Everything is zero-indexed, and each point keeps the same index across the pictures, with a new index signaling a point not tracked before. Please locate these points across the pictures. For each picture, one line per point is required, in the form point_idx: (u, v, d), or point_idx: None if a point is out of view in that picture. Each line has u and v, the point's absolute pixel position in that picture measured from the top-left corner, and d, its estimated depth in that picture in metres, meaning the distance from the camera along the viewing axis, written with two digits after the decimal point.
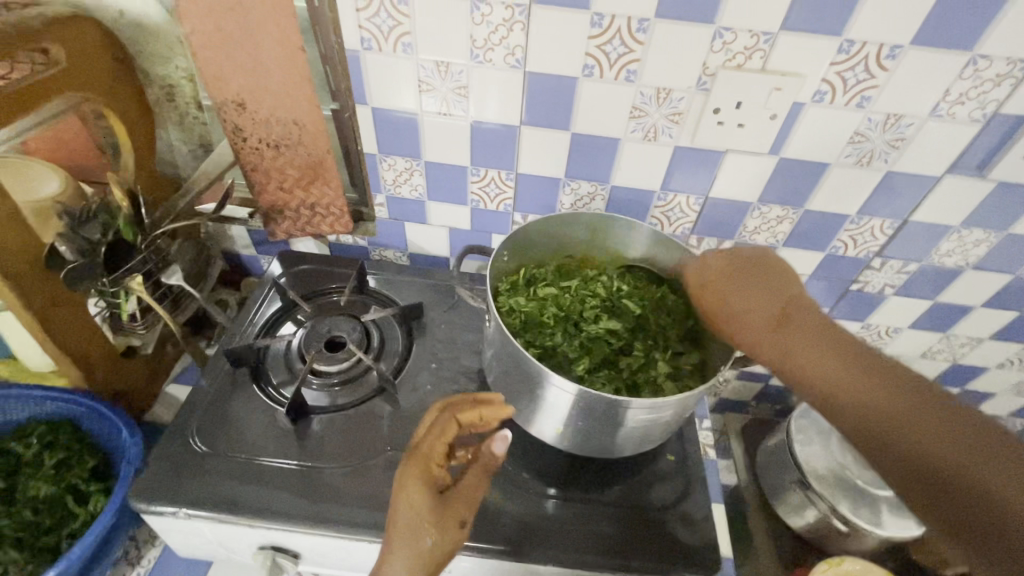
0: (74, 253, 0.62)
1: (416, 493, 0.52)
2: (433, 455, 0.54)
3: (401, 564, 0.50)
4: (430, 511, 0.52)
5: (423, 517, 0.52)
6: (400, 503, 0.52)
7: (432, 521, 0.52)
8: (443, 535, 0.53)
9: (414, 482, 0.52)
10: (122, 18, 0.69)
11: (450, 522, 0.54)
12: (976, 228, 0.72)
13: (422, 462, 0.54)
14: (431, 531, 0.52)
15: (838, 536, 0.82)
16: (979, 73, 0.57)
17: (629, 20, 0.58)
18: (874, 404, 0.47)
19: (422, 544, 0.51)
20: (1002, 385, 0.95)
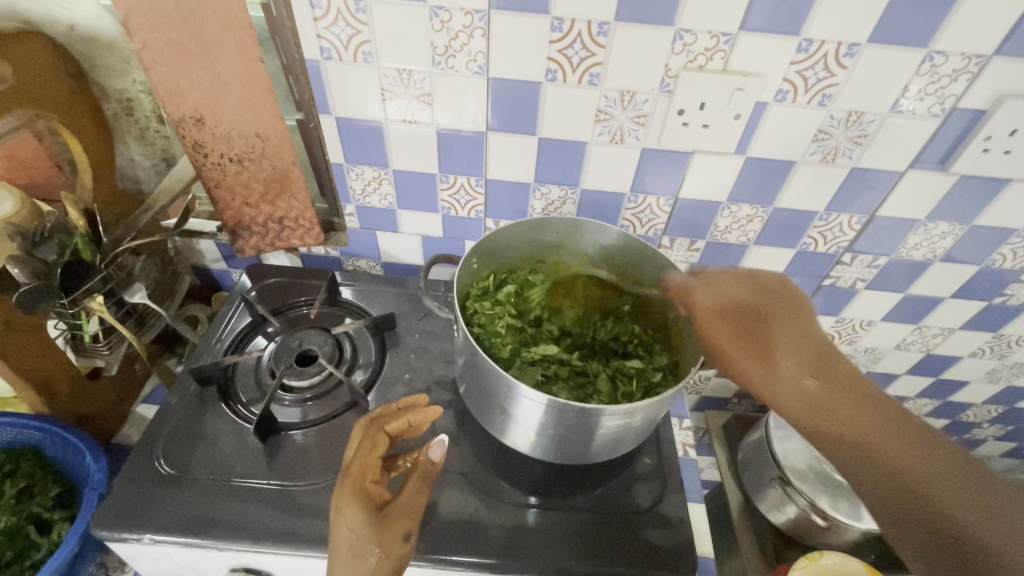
0: (27, 276, 0.60)
1: (351, 513, 0.51)
2: (367, 471, 0.54)
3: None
4: (367, 526, 0.51)
5: (362, 535, 0.51)
6: (337, 526, 0.51)
7: (372, 536, 0.51)
8: (386, 552, 0.51)
9: (349, 502, 0.52)
10: (72, 31, 0.67)
11: (392, 535, 0.52)
12: (941, 221, 0.72)
13: (354, 481, 0.53)
14: (372, 546, 0.51)
15: (818, 531, 0.82)
16: (936, 69, 0.58)
17: (589, 24, 0.58)
18: (867, 436, 0.53)
19: (365, 567, 0.50)
20: (975, 373, 0.97)
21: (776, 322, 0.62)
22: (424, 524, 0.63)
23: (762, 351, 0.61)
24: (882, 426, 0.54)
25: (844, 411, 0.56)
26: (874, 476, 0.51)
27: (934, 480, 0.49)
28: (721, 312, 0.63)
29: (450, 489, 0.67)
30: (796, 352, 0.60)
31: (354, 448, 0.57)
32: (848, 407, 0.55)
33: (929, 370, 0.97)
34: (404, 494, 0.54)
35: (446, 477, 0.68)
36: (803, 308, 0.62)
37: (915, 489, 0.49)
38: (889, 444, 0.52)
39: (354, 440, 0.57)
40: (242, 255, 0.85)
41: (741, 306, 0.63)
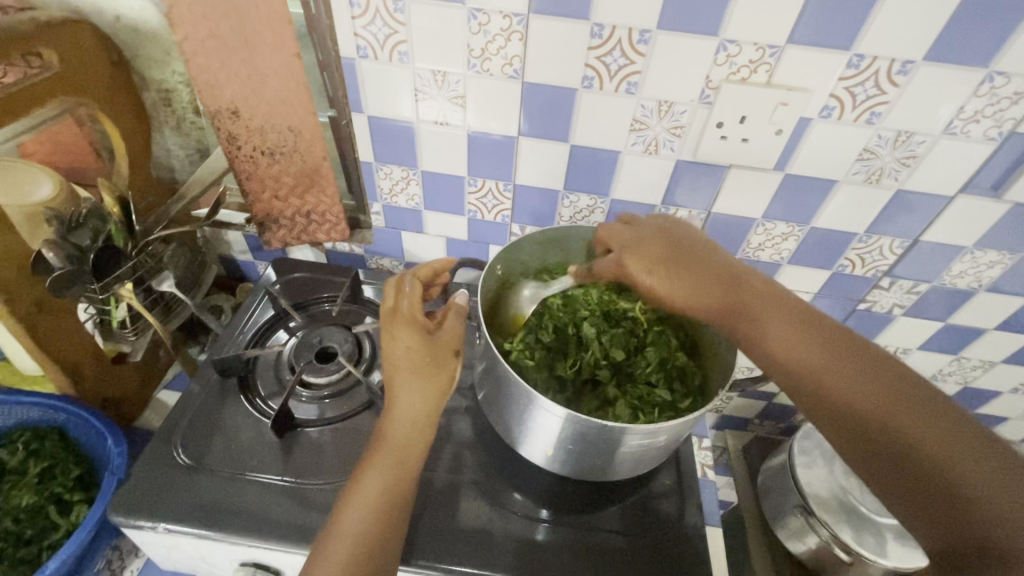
0: (61, 260, 0.61)
1: (406, 336, 0.56)
2: (413, 306, 0.59)
3: (408, 391, 0.54)
4: (421, 347, 0.55)
5: (421, 354, 0.55)
6: (394, 345, 0.56)
7: (428, 358, 0.55)
8: (442, 368, 0.56)
9: (404, 328, 0.56)
10: (118, 22, 0.68)
11: (448, 349, 0.56)
12: (990, 249, 0.69)
13: (404, 313, 0.58)
14: (431, 358, 0.55)
15: (840, 565, 0.79)
16: (995, 90, 0.55)
17: (629, 31, 0.56)
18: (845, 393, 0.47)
19: (424, 380, 0.55)
20: (1016, 409, 0.92)
21: (710, 269, 0.57)
22: (433, 531, 0.62)
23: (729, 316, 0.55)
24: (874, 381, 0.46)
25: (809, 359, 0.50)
26: (873, 440, 0.44)
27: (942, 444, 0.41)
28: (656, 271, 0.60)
29: (461, 497, 0.66)
30: (758, 304, 0.54)
31: (395, 293, 0.60)
32: (802, 348, 0.50)
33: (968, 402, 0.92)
34: (448, 324, 0.58)
35: (459, 485, 0.67)
36: (717, 254, 0.58)
37: (933, 464, 0.41)
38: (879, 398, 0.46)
39: (392, 288, 0.61)
40: (269, 246, 0.86)
41: (668, 261, 0.60)
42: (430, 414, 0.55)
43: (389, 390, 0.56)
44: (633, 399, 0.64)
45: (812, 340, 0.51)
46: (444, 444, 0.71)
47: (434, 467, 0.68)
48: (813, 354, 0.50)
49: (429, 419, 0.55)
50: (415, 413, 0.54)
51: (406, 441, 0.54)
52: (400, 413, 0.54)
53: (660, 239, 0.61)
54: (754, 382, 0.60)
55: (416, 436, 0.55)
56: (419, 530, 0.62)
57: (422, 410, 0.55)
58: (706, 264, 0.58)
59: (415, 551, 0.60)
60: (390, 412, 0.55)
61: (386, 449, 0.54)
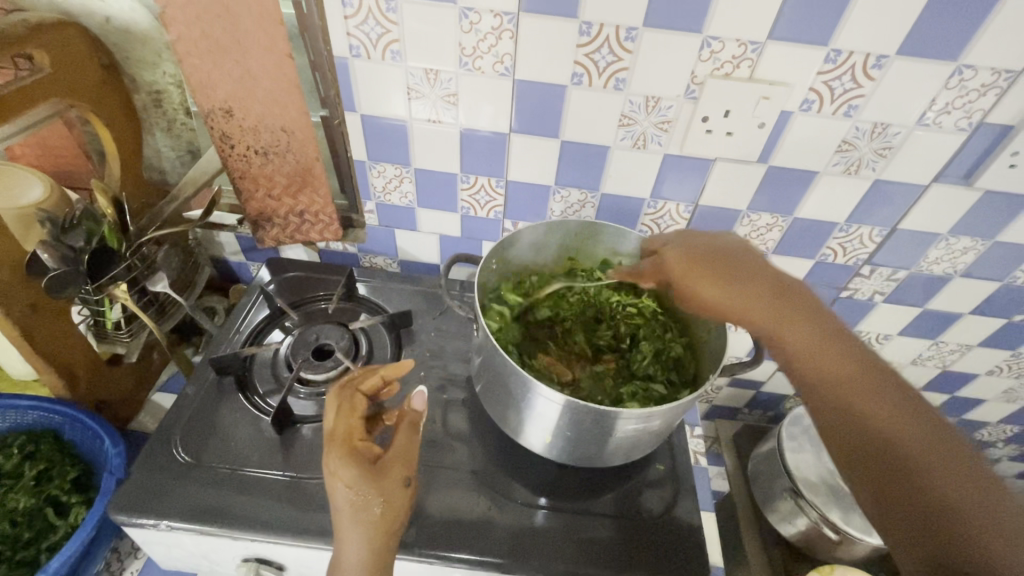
0: (56, 261, 0.61)
1: (346, 472, 0.51)
2: (353, 432, 0.54)
3: (355, 538, 0.50)
4: (366, 481, 0.51)
5: (362, 492, 0.51)
6: (334, 487, 0.51)
7: (373, 492, 0.51)
8: (390, 499, 0.52)
9: (341, 462, 0.51)
10: (108, 23, 0.68)
11: (393, 482, 0.53)
12: (963, 236, 0.72)
13: (342, 443, 0.53)
14: (375, 495, 0.51)
15: (828, 545, 0.82)
16: (965, 83, 0.57)
17: (617, 29, 0.58)
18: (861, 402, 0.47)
19: (372, 517, 0.51)
20: (992, 391, 0.96)
21: (747, 273, 0.57)
22: (434, 522, 0.63)
23: (758, 315, 0.54)
24: (879, 390, 0.47)
25: (827, 361, 0.50)
26: (893, 485, 0.42)
27: (933, 449, 0.43)
28: (699, 269, 0.59)
29: (461, 488, 0.67)
30: (774, 304, 0.54)
31: (331, 418, 0.56)
32: (827, 362, 0.50)
33: (945, 386, 0.96)
34: (393, 449, 0.54)
35: (457, 478, 0.68)
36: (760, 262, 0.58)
37: (950, 522, 0.39)
38: (865, 393, 0.47)
39: (329, 411, 0.56)
40: (263, 246, 0.86)
41: (713, 265, 0.58)
42: (384, 548, 0.51)
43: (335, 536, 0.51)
44: (626, 387, 0.64)
45: (862, 371, 0.49)
46: (442, 437, 0.72)
47: (432, 459, 0.69)
48: (823, 359, 0.50)
49: (383, 556, 0.51)
50: (366, 561, 0.50)
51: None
52: (349, 560, 0.50)
53: (689, 255, 0.61)
54: (745, 367, 0.61)
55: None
56: (421, 521, 0.63)
57: (372, 554, 0.50)
58: (732, 264, 0.58)
59: (418, 542, 0.61)
60: (338, 560, 0.51)
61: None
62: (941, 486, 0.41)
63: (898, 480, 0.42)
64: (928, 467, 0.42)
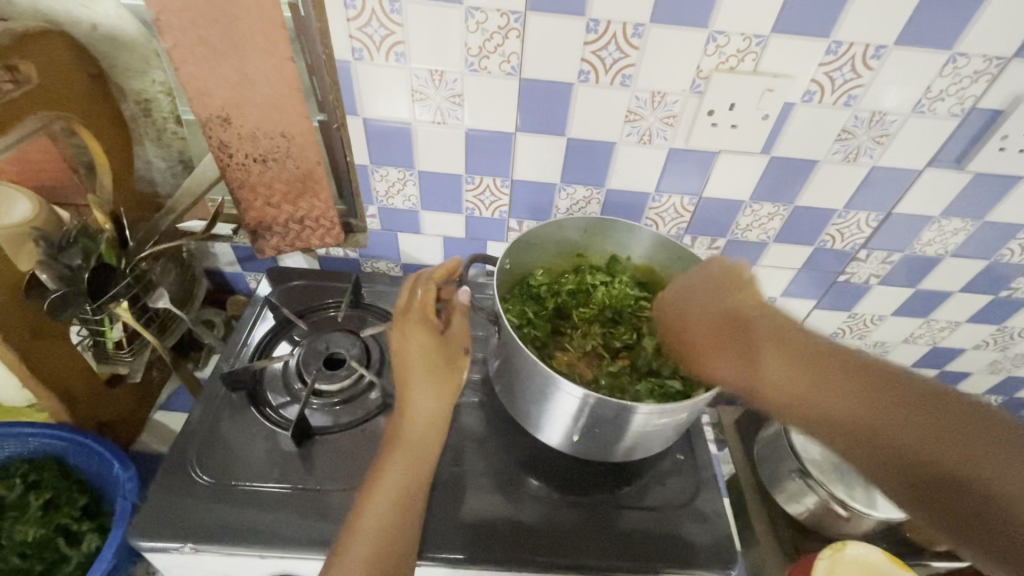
0: (54, 281, 0.59)
1: (420, 335, 0.58)
2: (427, 306, 0.60)
3: (423, 391, 0.56)
4: (437, 347, 0.58)
5: (432, 355, 0.58)
6: (407, 345, 0.58)
7: (438, 357, 0.58)
8: (452, 367, 0.58)
9: (419, 329, 0.58)
10: (94, 31, 0.65)
11: (456, 351, 0.60)
12: (954, 218, 0.75)
13: (418, 315, 0.59)
14: (441, 359, 0.58)
15: (836, 521, 0.84)
16: (958, 70, 0.60)
17: (624, 26, 0.58)
18: (880, 425, 0.45)
19: (436, 377, 0.57)
20: (978, 364, 1.00)
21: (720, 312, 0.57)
22: (462, 525, 0.63)
23: (739, 364, 0.53)
24: (906, 413, 0.44)
25: (837, 403, 0.47)
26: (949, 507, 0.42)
27: (977, 461, 0.41)
28: (680, 314, 0.61)
29: (484, 490, 0.67)
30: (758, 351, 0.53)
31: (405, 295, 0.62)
32: (837, 407, 0.47)
33: (935, 362, 1.00)
34: (456, 327, 0.61)
35: (479, 479, 0.68)
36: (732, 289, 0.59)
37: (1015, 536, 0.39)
38: (889, 422, 0.45)
39: (405, 292, 0.62)
40: (262, 255, 0.84)
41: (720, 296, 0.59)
42: (444, 414, 0.57)
43: (403, 392, 0.57)
44: (643, 383, 0.64)
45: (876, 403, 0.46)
46: (461, 440, 0.71)
47: (453, 462, 0.69)
48: (828, 399, 0.48)
49: (443, 418, 0.57)
50: (428, 418, 0.56)
51: (422, 441, 0.55)
52: (414, 415, 0.56)
53: (677, 303, 0.62)
54: None
55: (432, 435, 0.56)
56: (449, 526, 0.63)
57: (433, 413, 0.56)
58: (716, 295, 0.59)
59: (447, 546, 0.61)
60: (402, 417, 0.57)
61: (404, 449, 0.55)
62: (1001, 491, 0.40)
63: (953, 494, 0.42)
64: (983, 479, 0.41)
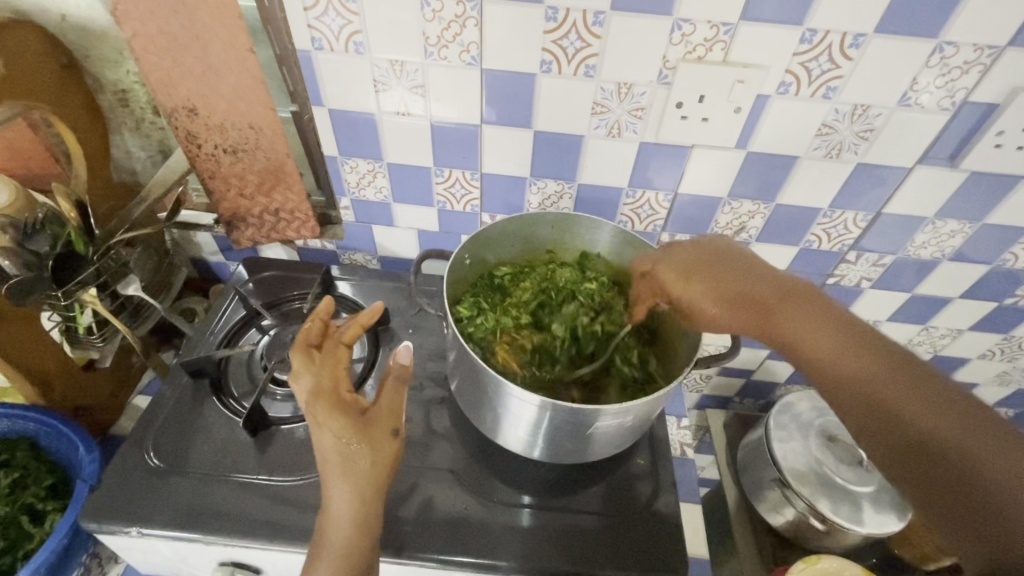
0: (18, 267, 0.61)
1: (334, 421, 0.51)
2: (335, 384, 0.53)
3: (343, 490, 0.50)
4: (355, 434, 0.51)
5: (348, 443, 0.50)
6: (321, 435, 0.51)
7: (359, 443, 0.51)
8: (377, 453, 0.51)
9: (329, 414, 0.51)
10: (65, 22, 0.66)
11: (381, 433, 0.52)
12: (950, 219, 0.70)
13: (329, 396, 0.52)
14: (363, 447, 0.51)
15: (817, 534, 0.81)
16: (946, 61, 0.55)
17: (584, 13, 0.56)
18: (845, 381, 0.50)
19: (359, 468, 0.50)
20: (984, 375, 0.94)
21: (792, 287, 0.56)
22: (414, 521, 0.63)
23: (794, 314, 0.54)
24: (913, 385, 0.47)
25: (846, 357, 0.50)
26: (932, 474, 0.43)
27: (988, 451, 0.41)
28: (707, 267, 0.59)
29: (439, 487, 0.66)
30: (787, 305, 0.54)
31: (309, 374, 0.54)
32: (847, 358, 0.50)
33: (937, 371, 0.94)
34: (381, 403, 0.53)
35: (437, 476, 0.67)
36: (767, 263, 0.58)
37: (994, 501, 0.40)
38: (888, 383, 0.47)
39: (305, 372, 0.54)
40: (239, 245, 0.85)
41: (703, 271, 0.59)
42: (368, 508, 0.50)
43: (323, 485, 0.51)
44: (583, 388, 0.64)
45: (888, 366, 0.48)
46: (421, 436, 0.71)
47: (410, 458, 0.69)
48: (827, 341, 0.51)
49: (375, 506, 0.51)
50: (350, 515, 0.50)
51: (352, 539, 0.49)
52: (338, 509, 0.50)
53: (694, 255, 0.61)
54: (719, 360, 0.60)
55: (360, 529, 0.50)
56: (401, 523, 0.62)
57: (359, 507, 0.50)
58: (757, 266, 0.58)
59: (395, 542, 0.61)
60: (326, 512, 0.50)
61: (331, 550, 0.48)
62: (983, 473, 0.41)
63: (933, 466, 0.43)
64: (968, 458, 0.42)
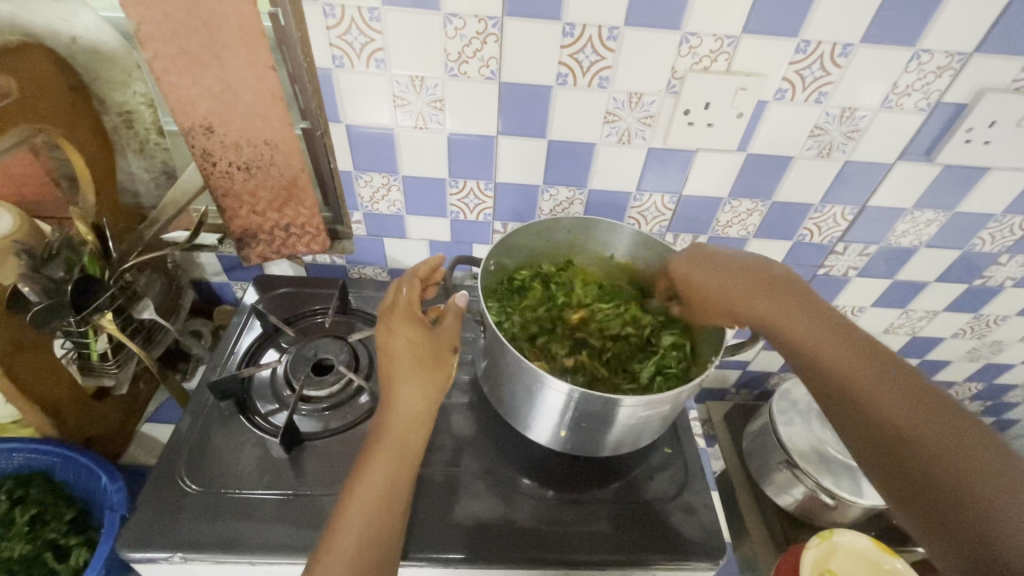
0: (38, 294, 0.59)
1: (407, 328, 0.59)
2: (411, 302, 0.62)
3: (408, 384, 0.55)
4: (422, 337, 0.58)
5: (415, 344, 0.58)
6: (394, 337, 0.58)
7: (426, 346, 0.58)
8: (439, 358, 0.58)
9: (405, 321, 0.59)
10: (73, 45, 0.65)
11: (443, 345, 0.59)
12: (926, 209, 0.77)
13: (404, 309, 0.61)
14: (426, 349, 0.58)
15: (825, 511, 0.86)
16: (922, 66, 0.62)
17: (599, 29, 0.60)
18: (868, 397, 0.49)
19: (423, 366, 0.57)
20: (957, 352, 1.02)
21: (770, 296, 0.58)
22: (452, 525, 0.63)
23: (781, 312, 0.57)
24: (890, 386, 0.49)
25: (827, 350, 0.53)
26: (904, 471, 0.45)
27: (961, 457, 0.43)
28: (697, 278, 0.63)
29: (474, 491, 0.67)
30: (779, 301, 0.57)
31: (392, 294, 0.63)
32: (829, 354, 0.52)
33: (916, 350, 1.02)
34: (445, 321, 0.61)
35: (471, 480, 0.68)
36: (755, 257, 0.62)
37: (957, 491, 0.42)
38: (867, 383, 0.49)
39: (392, 290, 0.64)
40: (247, 263, 0.84)
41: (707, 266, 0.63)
42: (427, 416, 0.56)
43: (390, 381, 0.56)
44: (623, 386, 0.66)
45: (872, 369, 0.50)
46: (451, 442, 0.72)
47: (442, 465, 0.69)
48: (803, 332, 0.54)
49: (430, 409, 0.56)
50: (417, 406, 0.55)
51: (407, 433, 0.54)
52: (402, 405, 0.55)
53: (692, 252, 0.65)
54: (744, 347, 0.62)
55: (418, 430, 0.55)
56: (442, 525, 0.63)
57: (419, 400, 0.55)
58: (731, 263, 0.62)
59: (437, 547, 0.61)
60: (390, 407, 0.55)
61: (388, 441, 0.53)
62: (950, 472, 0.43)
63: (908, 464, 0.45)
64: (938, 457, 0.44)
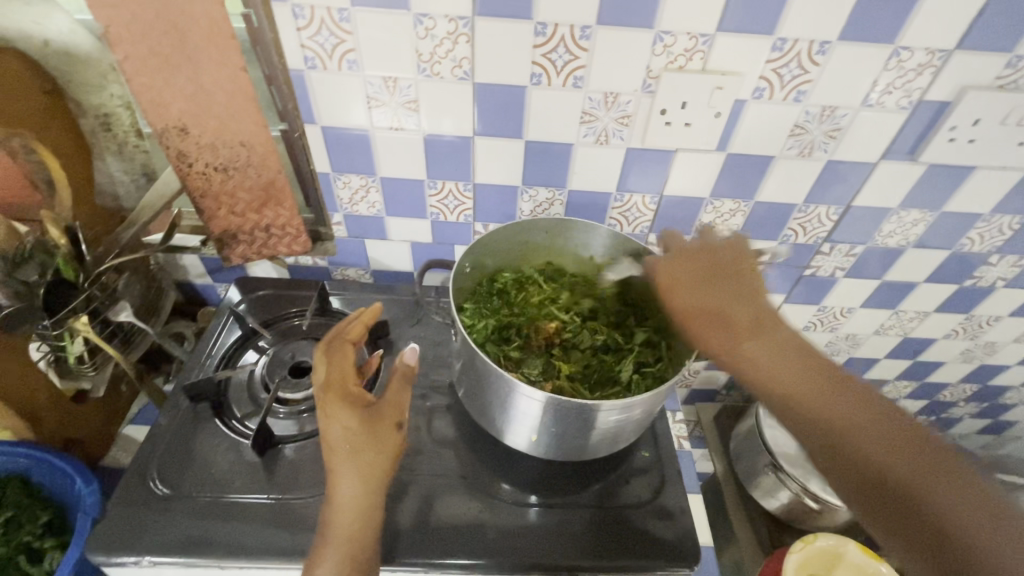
0: (8, 296, 0.61)
1: (342, 414, 0.54)
2: (346, 377, 0.57)
3: (348, 480, 0.53)
4: (359, 425, 0.54)
5: (354, 432, 0.54)
6: (330, 428, 0.54)
7: (367, 432, 0.54)
8: (381, 443, 0.55)
9: (339, 404, 0.55)
10: (46, 47, 0.65)
11: (386, 425, 0.56)
12: (912, 209, 0.75)
13: (337, 388, 0.56)
14: (364, 436, 0.54)
15: (811, 514, 0.85)
16: (902, 64, 0.60)
17: (571, 28, 0.59)
18: (860, 443, 0.48)
19: (363, 459, 0.54)
20: (951, 353, 1.01)
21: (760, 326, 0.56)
22: (427, 529, 0.63)
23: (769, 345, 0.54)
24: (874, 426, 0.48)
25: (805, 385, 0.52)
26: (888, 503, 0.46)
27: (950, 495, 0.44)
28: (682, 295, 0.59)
29: (450, 494, 0.67)
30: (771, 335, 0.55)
31: (323, 369, 0.58)
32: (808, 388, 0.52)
33: (908, 351, 1.00)
34: (387, 396, 0.57)
35: (447, 484, 0.68)
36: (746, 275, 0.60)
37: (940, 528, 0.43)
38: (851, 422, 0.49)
39: (320, 364, 0.59)
40: (229, 264, 0.84)
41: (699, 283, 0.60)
42: (370, 506, 0.53)
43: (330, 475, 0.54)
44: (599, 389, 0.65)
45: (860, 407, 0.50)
46: (428, 445, 0.71)
47: (418, 468, 0.69)
48: (782, 368, 0.53)
49: (374, 499, 0.54)
50: (358, 502, 0.53)
51: (354, 530, 0.52)
52: (344, 502, 0.53)
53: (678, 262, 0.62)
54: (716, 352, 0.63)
55: (364, 520, 0.53)
56: (416, 530, 0.63)
57: (363, 494, 0.53)
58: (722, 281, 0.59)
59: (409, 551, 0.61)
60: (332, 504, 0.53)
61: (333, 538, 0.52)
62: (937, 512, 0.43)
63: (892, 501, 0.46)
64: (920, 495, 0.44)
